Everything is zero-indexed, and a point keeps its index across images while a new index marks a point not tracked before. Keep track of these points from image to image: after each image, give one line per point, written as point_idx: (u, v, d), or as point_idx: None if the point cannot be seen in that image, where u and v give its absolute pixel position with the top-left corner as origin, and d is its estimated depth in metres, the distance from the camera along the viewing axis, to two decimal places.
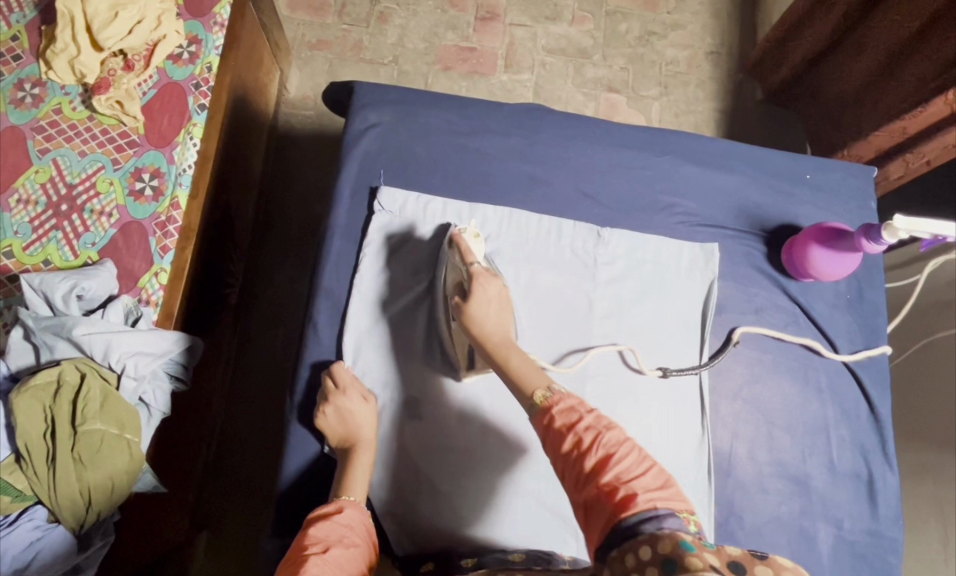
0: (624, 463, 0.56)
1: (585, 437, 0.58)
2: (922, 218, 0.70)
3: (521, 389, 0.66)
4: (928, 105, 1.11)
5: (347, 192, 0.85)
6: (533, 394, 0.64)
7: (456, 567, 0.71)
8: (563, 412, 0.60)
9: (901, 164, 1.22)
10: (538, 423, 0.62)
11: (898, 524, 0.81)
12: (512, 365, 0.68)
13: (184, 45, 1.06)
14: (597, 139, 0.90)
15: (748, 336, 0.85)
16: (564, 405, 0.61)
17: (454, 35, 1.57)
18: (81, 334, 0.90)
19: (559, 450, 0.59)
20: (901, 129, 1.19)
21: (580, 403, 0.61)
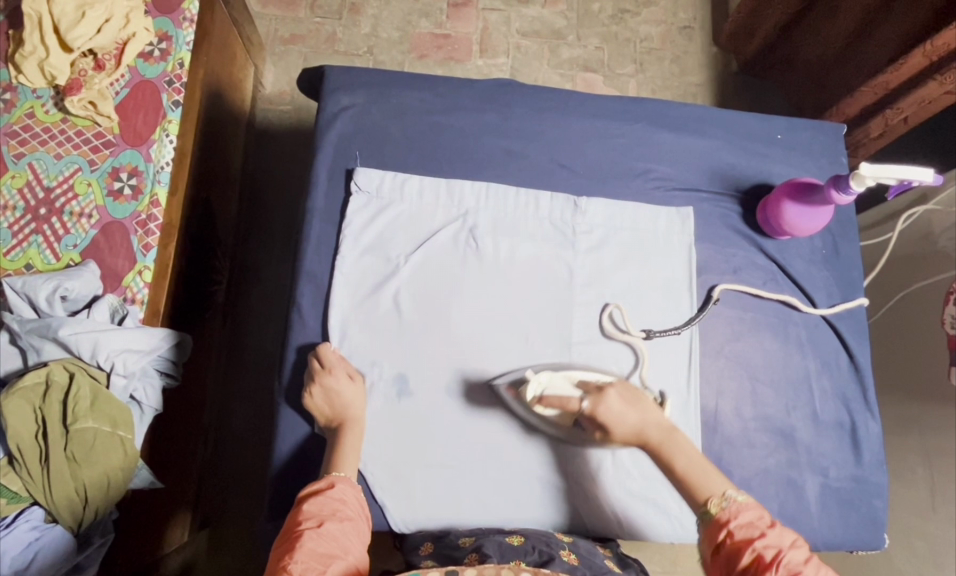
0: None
1: (764, 552, 0.58)
2: (888, 164, 0.71)
3: (692, 494, 0.66)
4: (908, 58, 1.09)
5: (324, 176, 0.85)
6: (708, 502, 0.65)
7: (456, 551, 0.70)
8: (744, 526, 0.61)
9: (881, 121, 1.19)
10: (712, 533, 0.62)
11: (882, 468, 0.83)
12: (677, 464, 0.69)
13: (154, 43, 1.05)
14: (570, 111, 0.91)
15: (727, 294, 0.86)
16: (744, 519, 0.61)
17: (428, 22, 1.57)
18: (67, 334, 0.90)
19: (734, 565, 0.59)
20: (884, 86, 1.16)
21: (759, 518, 0.62)
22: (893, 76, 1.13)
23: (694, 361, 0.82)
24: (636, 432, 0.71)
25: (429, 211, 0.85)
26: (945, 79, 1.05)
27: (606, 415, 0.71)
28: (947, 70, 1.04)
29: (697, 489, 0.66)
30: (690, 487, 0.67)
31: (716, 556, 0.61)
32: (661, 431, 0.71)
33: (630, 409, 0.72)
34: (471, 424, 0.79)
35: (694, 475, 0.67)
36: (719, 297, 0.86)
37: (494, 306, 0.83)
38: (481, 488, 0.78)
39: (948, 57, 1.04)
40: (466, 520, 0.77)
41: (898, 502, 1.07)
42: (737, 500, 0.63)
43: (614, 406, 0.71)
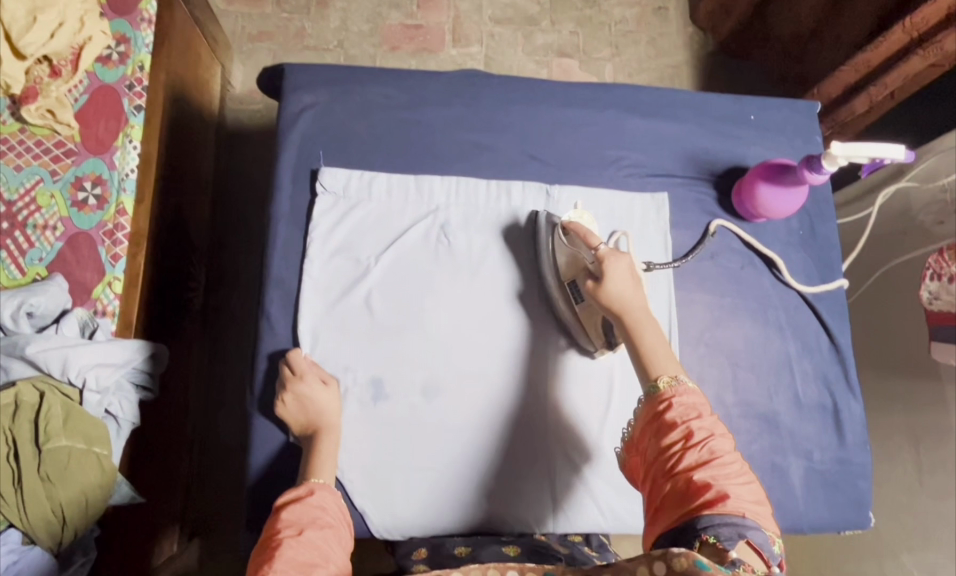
0: (724, 465, 0.56)
1: (695, 434, 0.57)
2: (861, 143, 0.70)
3: (645, 367, 0.64)
4: (888, 35, 1.05)
5: (288, 177, 0.83)
6: (656, 378, 0.63)
7: (450, 559, 0.72)
8: (683, 405, 0.59)
9: (866, 99, 1.15)
10: (651, 406, 0.61)
11: (865, 448, 0.82)
12: (644, 343, 0.66)
13: (112, 46, 1.02)
14: (539, 100, 0.89)
15: (722, 231, 0.86)
16: (686, 400, 0.60)
17: (398, 13, 1.53)
18: (34, 352, 0.87)
19: (663, 440, 0.58)
20: (865, 65, 1.13)
21: (701, 405, 0.60)
22: (874, 54, 1.09)
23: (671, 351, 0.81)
24: (621, 301, 0.69)
25: (399, 209, 0.83)
26: (929, 53, 1.01)
27: (612, 267, 0.70)
28: (930, 45, 1.00)
29: (650, 364, 0.64)
30: (643, 362, 0.65)
31: (647, 427, 0.60)
32: (643, 312, 0.68)
33: (631, 283, 0.70)
34: (451, 421, 0.78)
35: (648, 354, 0.65)
36: (715, 233, 0.86)
37: (469, 300, 0.81)
38: (461, 484, 0.77)
39: (929, 32, 1.00)
40: (449, 525, 0.77)
41: (884, 478, 1.08)
42: (686, 382, 0.61)
43: (618, 271, 0.70)
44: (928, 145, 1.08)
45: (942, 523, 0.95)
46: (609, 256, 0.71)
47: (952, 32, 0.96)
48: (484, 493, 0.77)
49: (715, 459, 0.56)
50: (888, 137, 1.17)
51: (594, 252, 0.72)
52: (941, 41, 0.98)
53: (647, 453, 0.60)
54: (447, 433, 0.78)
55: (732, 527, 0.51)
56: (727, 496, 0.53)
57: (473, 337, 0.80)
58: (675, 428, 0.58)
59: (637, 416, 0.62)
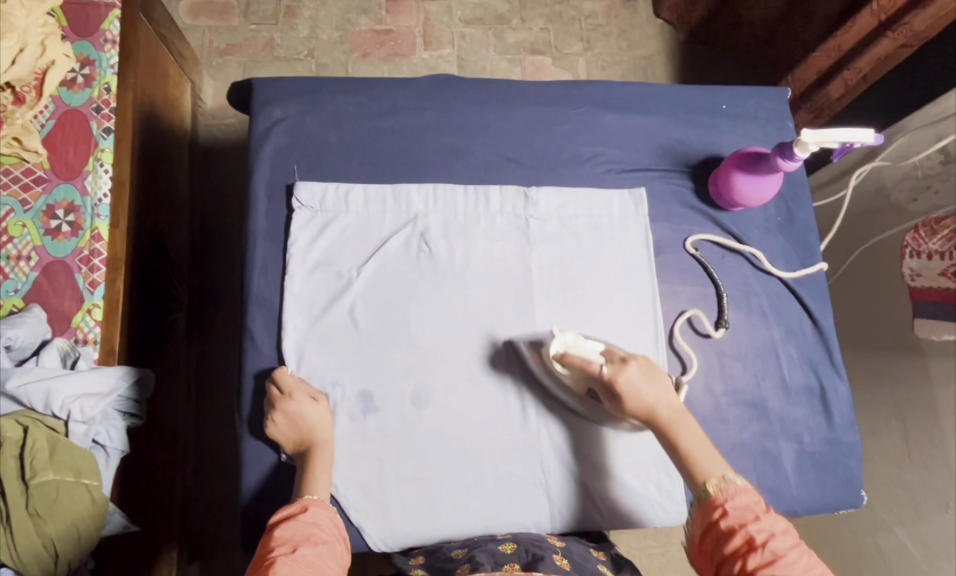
0: (786, 565, 0.59)
1: (755, 536, 0.61)
2: (830, 129, 0.70)
3: (692, 474, 0.69)
4: (858, 19, 1.05)
5: (264, 194, 0.82)
6: (705, 483, 0.68)
7: (448, 563, 0.70)
8: (738, 508, 0.64)
9: (840, 83, 1.15)
10: (708, 513, 0.65)
11: (853, 428, 0.83)
12: (683, 444, 0.70)
13: (76, 69, 0.99)
14: (512, 101, 0.89)
15: (703, 245, 0.87)
16: (738, 502, 0.64)
17: (367, 19, 1.52)
18: (14, 387, 0.83)
19: (726, 545, 0.62)
20: (836, 49, 1.13)
21: (754, 503, 0.64)
22: (845, 38, 1.09)
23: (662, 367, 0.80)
24: (647, 408, 0.72)
25: (378, 217, 0.83)
26: (897, 34, 1.01)
27: (624, 386, 0.72)
28: (899, 27, 0.99)
29: (696, 470, 0.69)
30: (691, 469, 0.69)
31: (705, 537, 0.64)
32: (672, 411, 0.72)
33: (648, 384, 0.73)
34: (445, 430, 0.78)
35: (692, 459, 0.69)
36: (696, 249, 0.86)
37: (454, 309, 0.81)
38: (459, 493, 0.77)
39: (897, 13, 0.99)
40: (449, 531, 0.76)
41: (874, 454, 1.10)
42: (735, 483, 0.66)
43: (631, 381, 0.72)
44: (900, 124, 1.09)
45: (934, 494, 0.96)
46: (617, 369, 0.72)
47: (920, 12, 0.96)
48: (483, 505, 0.77)
49: (778, 559, 0.60)
50: (859, 119, 1.18)
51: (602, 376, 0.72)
52: (909, 24, 0.98)
53: (710, 558, 0.63)
54: (447, 454, 0.77)
55: None
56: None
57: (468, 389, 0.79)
58: (736, 534, 0.62)
59: (693, 527, 0.66)
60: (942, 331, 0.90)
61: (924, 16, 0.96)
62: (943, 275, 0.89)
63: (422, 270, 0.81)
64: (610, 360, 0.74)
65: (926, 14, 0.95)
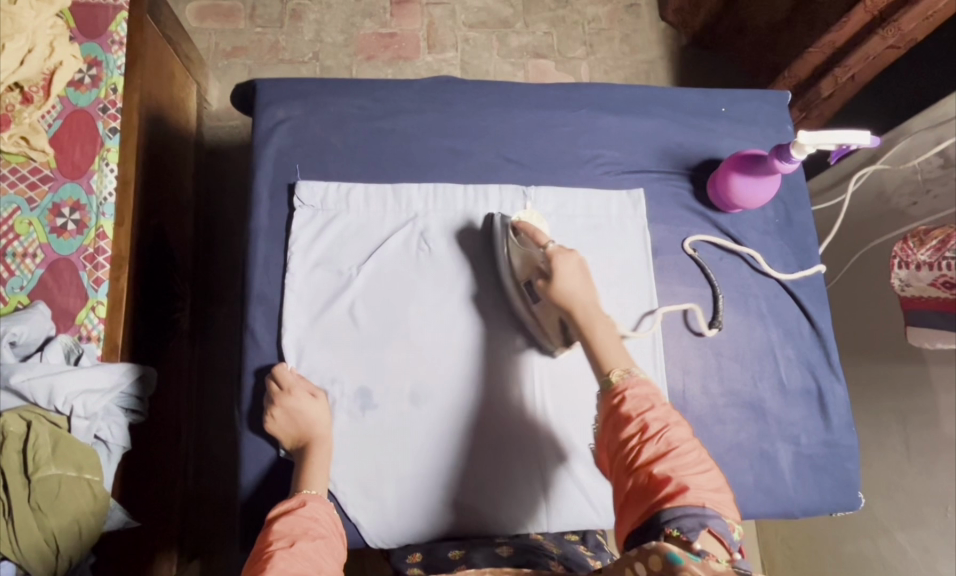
0: (680, 458, 0.56)
1: (651, 426, 0.57)
2: (828, 131, 0.71)
3: (599, 361, 0.64)
4: (851, 16, 1.03)
5: (266, 193, 0.83)
6: (609, 372, 0.62)
7: (445, 562, 0.73)
8: (636, 396, 0.59)
9: (829, 81, 1.15)
10: (607, 399, 0.61)
11: (851, 430, 0.84)
12: (596, 337, 0.66)
13: (83, 70, 1.00)
14: (513, 103, 0.89)
15: (700, 246, 0.87)
16: (636, 392, 0.60)
17: (372, 22, 1.54)
18: (19, 381, 0.85)
19: (620, 433, 0.58)
20: (830, 44, 1.11)
21: (654, 393, 0.60)
22: (839, 34, 1.07)
23: (660, 363, 0.81)
24: (573, 300, 0.68)
25: (378, 217, 0.83)
26: (887, 33, 1.02)
27: (561, 265, 0.69)
28: (890, 25, 1.00)
29: (604, 358, 0.64)
30: (598, 356, 0.64)
31: (603, 425, 0.60)
32: (595, 311, 0.68)
33: (581, 279, 0.69)
34: (443, 426, 0.78)
35: (604, 350, 0.64)
36: (694, 249, 0.87)
37: (452, 306, 0.82)
38: (456, 489, 0.78)
39: (888, 12, 1.00)
40: (411, 465, 0.77)
41: (873, 457, 1.09)
42: (638, 375, 0.61)
43: (568, 268, 0.69)
44: (900, 128, 1.10)
45: (934, 498, 0.96)
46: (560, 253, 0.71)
47: (910, 11, 0.96)
48: (481, 502, 0.78)
49: (672, 450, 0.56)
50: (860, 123, 1.19)
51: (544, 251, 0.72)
52: (899, 21, 0.99)
53: (606, 447, 0.60)
54: (443, 447, 0.78)
55: (695, 520, 0.51)
56: (688, 490, 0.53)
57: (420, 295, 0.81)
58: (631, 422, 0.58)
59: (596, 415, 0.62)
60: (936, 339, 0.90)
61: (913, 14, 0.97)
62: (933, 285, 0.88)
63: (422, 268, 0.82)
64: (555, 246, 0.72)
65: (915, 12, 0.97)
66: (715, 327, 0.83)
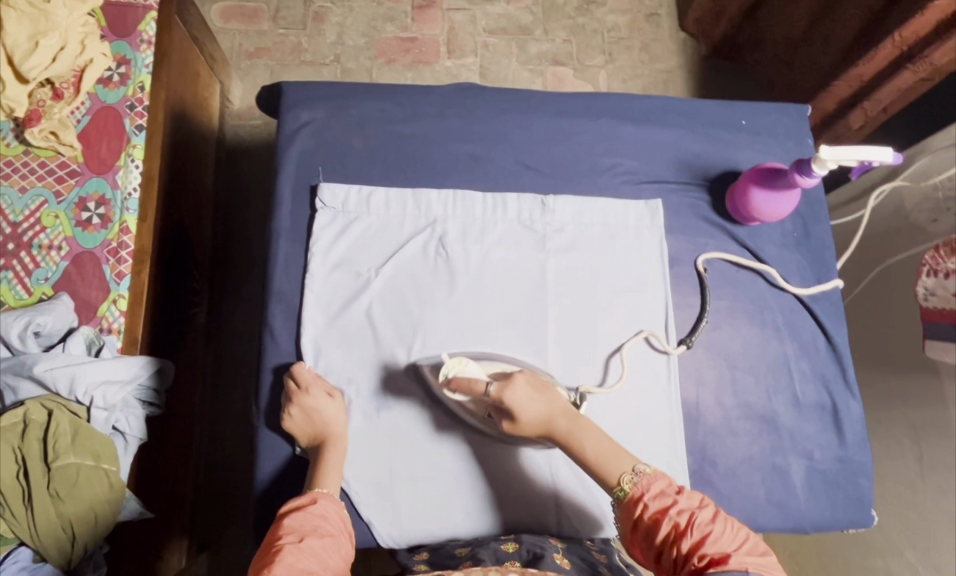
0: (717, 540, 0.59)
1: (680, 519, 0.60)
2: (849, 147, 0.71)
3: (605, 477, 0.67)
4: (880, 49, 1.06)
5: (289, 194, 0.85)
6: (619, 482, 0.66)
7: (450, 559, 0.72)
8: (656, 498, 0.63)
9: (859, 114, 1.17)
10: (629, 511, 0.63)
11: (865, 447, 0.83)
12: (588, 451, 0.69)
13: (113, 67, 1.02)
14: (533, 111, 0.90)
15: (712, 262, 0.87)
16: (653, 492, 0.63)
17: (393, 26, 1.56)
18: (41, 371, 0.87)
19: (656, 537, 0.61)
20: (858, 79, 1.13)
21: (669, 485, 0.63)
22: (866, 69, 1.11)
23: (672, 373, 0.82)
24: (544, 421, 0.72)
25: (398, 221, 0.85)
26: (919, 67, 1.03)
27: (511, 400, 0.71)
28: (920, 59, 1.02)
29: (607, 473, 0.67)
30: (603, 468, 0.68)
31: (636, 535, 0.63)
32: (568, 419, 0.71)
33: (538, 397, 0.72)
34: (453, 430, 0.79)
35: (600, 465, 0.68)
36: (705, 268, 0.87)
37: (467, 311, 0.82)
38: (466, 493, 0.78)
39: (918, 45, 1.02)
40: (455, 531, 0.77)
41: (886, 475, 1.08)
42: (645, 473, 0.65)
43: (520, 397, 0.71)
44: (921, 146, 1.10)
45: (948, 517, 0.95)
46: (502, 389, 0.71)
47: (940, 46, 0.98)
48: (491, 506, 0.78)
49: (708, 534, 0.59)
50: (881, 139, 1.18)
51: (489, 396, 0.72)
52: (930, 56, 1.00)
53: (647, 554, 0.62)
54: (453, 454, 0.79)
55: None
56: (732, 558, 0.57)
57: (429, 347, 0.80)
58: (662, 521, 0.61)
59: (624, 527, 0.64)
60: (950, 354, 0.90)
61: (945, 49, 0.98)
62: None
63: (439, 272, 0.83)
64: (497, 380, 0.73)
65: (948, 47, 0.98)
66: (677, 348, 0.82)
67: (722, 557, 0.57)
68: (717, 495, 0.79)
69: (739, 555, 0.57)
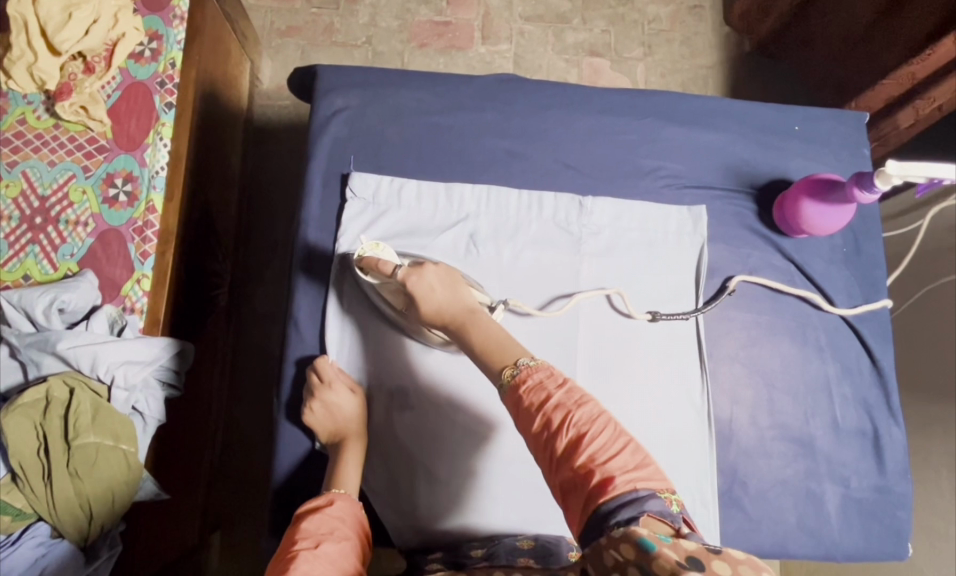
0: (600, 444, 0.50)
1: (555, 417, 0.52)
2: (917, 161, 0.67)
3: (491, 367, 0.59)
4: (938, 46, 1.06)
5: (319, 181, 0.82)
6: (502, 372, 0.57)
7: (465, 559, 0.69)
8: (530, 392, 0.53)
9: (911, 113, 1.16)
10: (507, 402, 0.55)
11: (905, 477, 0.79)
12: (474, 343, 0.63)
13: (144, 43, 0.99)
14: (575, 107, 0.86)
15: (744, 287, 0.83)
16: (529, 382, 0.54)
17: (427, 10, 1.51)
18: (65, 348, 0.87)
19: (530, 431, 0.53)
20: (910, 77, 1.14)
21: (550, 377, 0.54)
22: (920, 67, 1.11)
23: (707, 389, 0.78)
24: (441, 311, 0.68)
25: (429, 216, 0.82)
26: None
27: (415, 287, 0.69)
28: None
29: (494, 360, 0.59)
30: (494, 358, 0.59)
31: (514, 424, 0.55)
32: (459, 312, 0.66)
33: (443, 287, 0.69)
34: (466, 426, 0.77)
35: (488, 353, 0.60)
36: (737, 288, 0.83)
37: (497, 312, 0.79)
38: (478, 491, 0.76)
39: None
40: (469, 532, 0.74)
41: (921, 503, 1.03)
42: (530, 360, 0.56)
43: (422, 284, 0.69)
44: None
45: None
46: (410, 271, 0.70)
47: None
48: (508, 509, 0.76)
49: (588, 434, 0.51)
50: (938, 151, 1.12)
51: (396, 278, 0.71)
52: None
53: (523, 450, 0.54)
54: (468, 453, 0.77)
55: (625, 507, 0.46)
56: (615, 479, 0.49)
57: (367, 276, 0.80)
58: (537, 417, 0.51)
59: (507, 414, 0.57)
60: None
61: None
62: None
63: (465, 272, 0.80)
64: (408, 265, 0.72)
65: None
66: (646, 318, 0.79)
67: (601, 472, 0.49)
68: (746, 518, 0.76)
69: (620, 468, 0.49)
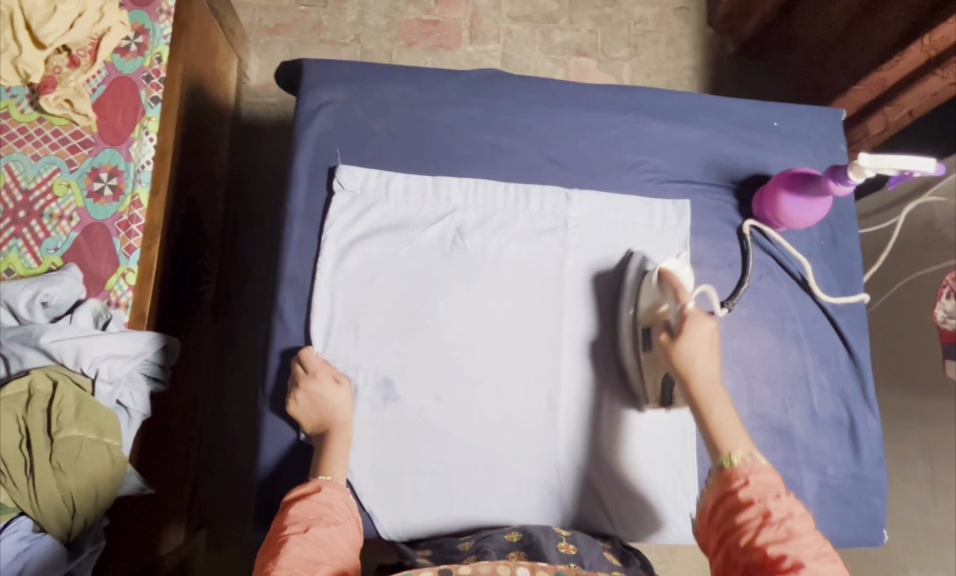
0: (799, 541, 0.57)
1: (773, 513, 0.59)
2: (888, 154, 0.70)
3: (716, 442, 0.67)
4: (906, 54, 1.08)
5: (305, 174, 0.83)
6: (727, 454, 0.65)
7: (454, 553, 0.70)
8: (759, 484, 0.61)
9: (881, 118, 1.20)
10: (726, 480, 0.63)
11: (880, 465, 0.81)
12: (713, 416, 0.68)
13: (130, 37, 0.99)
14: (559, 102, 0.88)
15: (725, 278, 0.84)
16: (762, 479, 0.62)
17: (416, 9, 1.52)
18: (47, 342, 0.86)
19: (736, 515, 0.60)
20: (879, 83, 1.17)
21: (776, 485, 0.62)
22: (890, 73, 1.14)
23: None
24: (689, 370, 0.70)
25: (416, 208, 0.83)
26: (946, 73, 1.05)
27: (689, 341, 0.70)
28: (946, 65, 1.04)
29: (721, 439, 0.66)
30: (715, 436, 0.67)
31: (719, 506, 0.62)
32: (708, 385, 0.69)
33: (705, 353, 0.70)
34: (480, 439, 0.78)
35: (714, 430, 0.67)
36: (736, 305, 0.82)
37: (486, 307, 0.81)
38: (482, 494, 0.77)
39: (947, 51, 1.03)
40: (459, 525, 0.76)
41: (898, 494, 1.06)
42: (761, 462, 0.63)
43: (697, 335, 0.70)
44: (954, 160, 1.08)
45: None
46: (693, 316, 0.71)
47: None
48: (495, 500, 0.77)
49: (792, 538, 0.57)
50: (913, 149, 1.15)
51: (680, 308, 0.71)
52: None
53: (715, 529, 0.61)
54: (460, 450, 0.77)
55: None
56: (804, 568, 0.55)
57: (374, 284, 0.80)
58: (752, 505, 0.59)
59: (708, 495, 0.64)
60: None
61: None
62: None
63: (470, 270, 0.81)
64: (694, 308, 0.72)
65: None
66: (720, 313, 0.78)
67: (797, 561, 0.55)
68: None
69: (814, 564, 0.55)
